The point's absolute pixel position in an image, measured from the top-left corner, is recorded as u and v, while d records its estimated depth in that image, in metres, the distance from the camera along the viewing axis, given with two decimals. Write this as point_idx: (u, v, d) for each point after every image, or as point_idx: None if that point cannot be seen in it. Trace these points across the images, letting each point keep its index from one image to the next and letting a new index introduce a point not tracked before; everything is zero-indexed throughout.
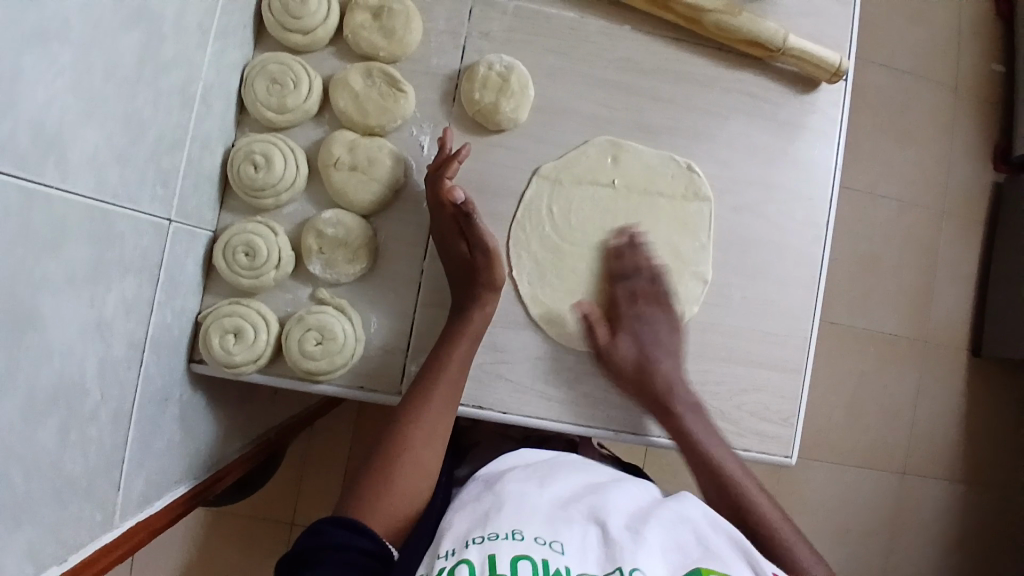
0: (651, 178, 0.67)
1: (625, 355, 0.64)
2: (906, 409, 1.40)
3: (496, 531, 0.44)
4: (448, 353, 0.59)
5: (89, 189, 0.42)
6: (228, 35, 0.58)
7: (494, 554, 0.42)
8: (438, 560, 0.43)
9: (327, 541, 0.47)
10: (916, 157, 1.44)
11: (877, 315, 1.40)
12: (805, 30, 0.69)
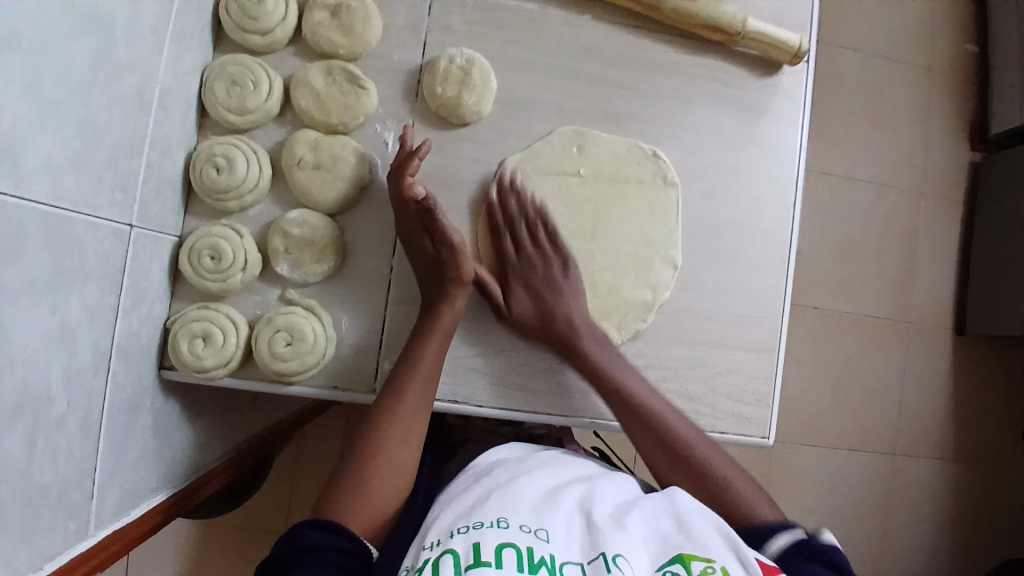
0: (618, 166, 0.67)
1: (522, 308, 0.64)
2: (892, 389, 1.41)
3: (481, 520, 0.44)
4: (420, 350, 0.59)
5: (45, 195, 0.42)
6: (184, 37, 0.58)
7: (479, 542, 0.41)
8: (423, 551, 0.42)
9: (305, 544, 0.46)
10: (891, 138, 1.45)
11: (859, 297, 1.41)
12: (765, 13, 0.70)
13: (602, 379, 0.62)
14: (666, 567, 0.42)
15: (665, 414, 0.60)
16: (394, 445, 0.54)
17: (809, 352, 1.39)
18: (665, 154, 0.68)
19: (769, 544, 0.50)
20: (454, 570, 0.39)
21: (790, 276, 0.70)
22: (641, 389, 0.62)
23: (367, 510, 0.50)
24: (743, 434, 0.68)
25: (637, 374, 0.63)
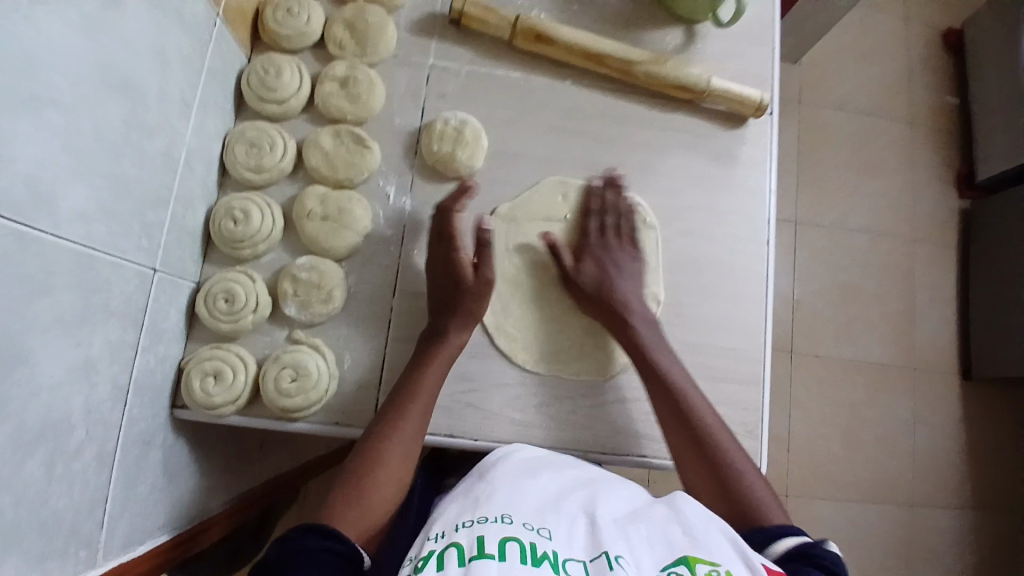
0: None
1: (586, 277, 0.69)
2: (897, 432, 1.40)
3: (486, 515, 0.47)
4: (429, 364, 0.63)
5: (78, 238, 0.48)
6: (209, 107, 0.65)
7: (483, 536, 0.44)
8: (427, 542, 0.45)
9: (303, 545, 0.47)
10: (875, 186, 1.52)
11: (856, 339, 1.43)
12: (730, 74, 0.78)
13: (647, 362, 0.65)
14: (672, 568, 0.44)
15: (700, 409, 0.63)
16: (393, 459, 0.57)
17: (810, 395, 1.40)
18: (644, 200, 0.74)
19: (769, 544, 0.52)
20: (458, 561, 0.42)
21: (770, 310, 0.73)
22: (678, 372, 0.65)
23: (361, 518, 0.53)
24: None
25: (672, 356, 0.66)
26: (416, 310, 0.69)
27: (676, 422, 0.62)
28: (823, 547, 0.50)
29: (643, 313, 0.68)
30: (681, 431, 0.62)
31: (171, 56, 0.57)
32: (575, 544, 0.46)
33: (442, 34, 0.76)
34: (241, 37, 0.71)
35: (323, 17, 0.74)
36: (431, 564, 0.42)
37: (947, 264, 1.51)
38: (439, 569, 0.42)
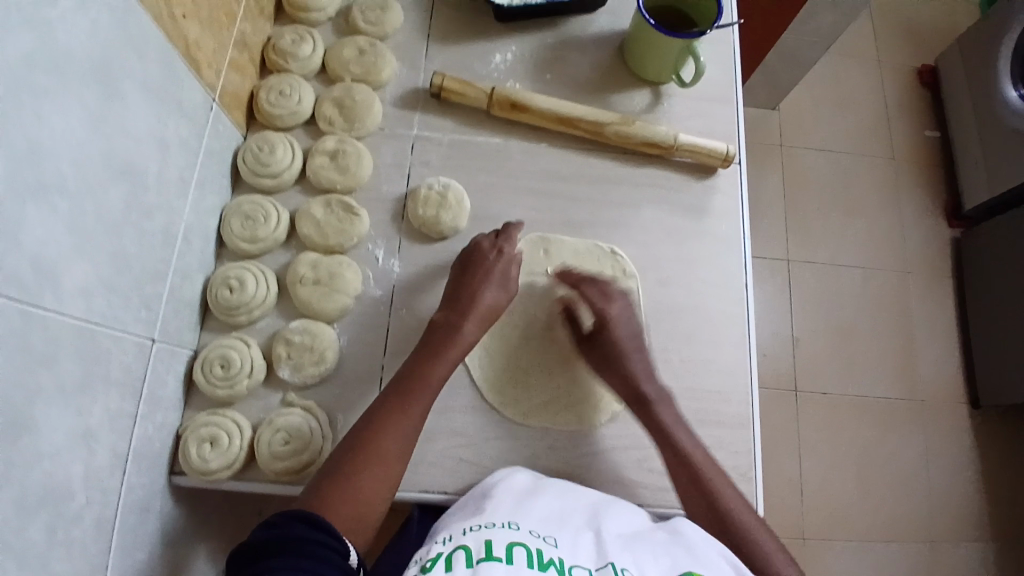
0: (581, 263, 0.76)
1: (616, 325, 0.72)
2: (907, 467, 1.38)
3: (493, 523, 0.56)
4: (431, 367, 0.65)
5: (81, 313, 0.51)
6: (207, 185, 0.70)
7: (491, 540, 0.52)
8: (437, 544, 0.53)
9: (288, 534, 0.49)
10: (861, 222, 1.56)
11: (856, 374, 1.43)
12: (697, 129, 0.82)
13: (663, 433, 0.66)
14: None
15: (716, 480, 0.64)
16: (388, 458, 0.59)
17: (815, 434, 1.39)
18: (623, 251, 0.77)
19: None
20: (468, 561, 0.49)
21: (753, 350, 0.75)
22: (696, 449, 0.66)
23: (351, 512, 0.56)
24: None
25: (686, 431, 0.67)
26: (419, 326, 0.73)
27: (697, 492, 0.63)
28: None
29: (659, 389, 0.70)
30: (701, 503, 0.63)
31: (171, 141, 0.62)
32: (578, 552, 0.54)
33: (425, 107, 0.82)
34: (237, 120, 0.76)
35: (314, 97, 0.80)
36: (440, 562, 0.49)
37: (940, 294, 1.52)
38: (450, 568, 0.49)
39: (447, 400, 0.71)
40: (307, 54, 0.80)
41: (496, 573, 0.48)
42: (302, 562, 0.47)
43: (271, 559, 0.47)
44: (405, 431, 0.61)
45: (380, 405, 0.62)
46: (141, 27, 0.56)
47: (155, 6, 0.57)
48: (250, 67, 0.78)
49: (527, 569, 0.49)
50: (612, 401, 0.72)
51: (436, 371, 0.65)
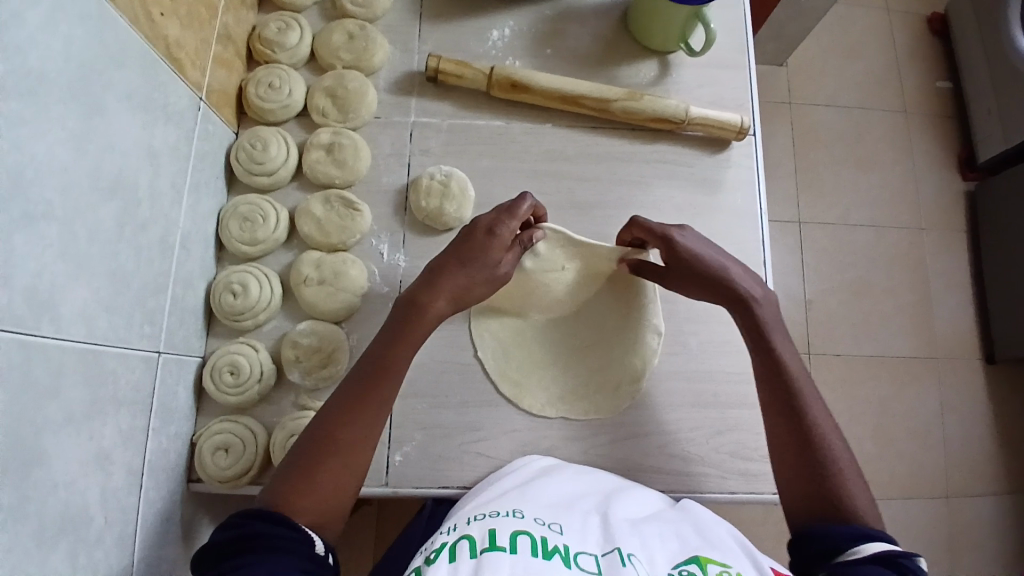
0: (601, 265, 0.71)
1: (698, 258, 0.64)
2: (927, 429, 1.37)
3: (498, 511, 0.56)
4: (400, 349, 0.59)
5: (82, 336, 0.50)
6: (201, 188, 0.68)
7: (495, 528, 0.53)
8: (442, 535, 0.54)
9: (249, 532, 0.48)
10: (875, 181, 1.51)
11: (872, 337, 1.41)
12: (706, 99, 0.79)
13: (763, 339, 0.63)
14: (683, 566, 0.51)
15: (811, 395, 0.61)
16: (354, 445, 0.55)
17: (833, 399, 1.38)
18: None
19: (863, 547, 0.51)
20: (471, 550, 0.50)
21: None
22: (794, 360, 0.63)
23: (317, 503, 0.53)
24: (754, 490, 0.68)
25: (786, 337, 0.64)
26: None
27: (782, 406, 0.61)
28: (913, 559, 0.50)
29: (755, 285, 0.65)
30: (783, 417, 0.60)
31: (159, 148, 0.60)
32: (587, 539, 0.54)
33: (421, 92, 0.78)
34: (227, 117, 0.73)
35: (305, 88, 0.77)
36: (443, 553, 0.49)
37: (958, 252, 1.49)
38: (452, 558, 0.49)
39: (462, 396, 0.70)
40: (295, 42, 0.76)
41: (498, 561, 0.48)
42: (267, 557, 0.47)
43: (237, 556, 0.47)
44: (371, 416, 0.57)
45: (345, 393, 0.58)
46: (117, 30, 0.52)
47: (131, 7, 0.54)
48: (236, 60, 0.74)
49: (531, 558, 0.49)
50: (628, 389, 0.70)
51: (402, 355, 0.59)
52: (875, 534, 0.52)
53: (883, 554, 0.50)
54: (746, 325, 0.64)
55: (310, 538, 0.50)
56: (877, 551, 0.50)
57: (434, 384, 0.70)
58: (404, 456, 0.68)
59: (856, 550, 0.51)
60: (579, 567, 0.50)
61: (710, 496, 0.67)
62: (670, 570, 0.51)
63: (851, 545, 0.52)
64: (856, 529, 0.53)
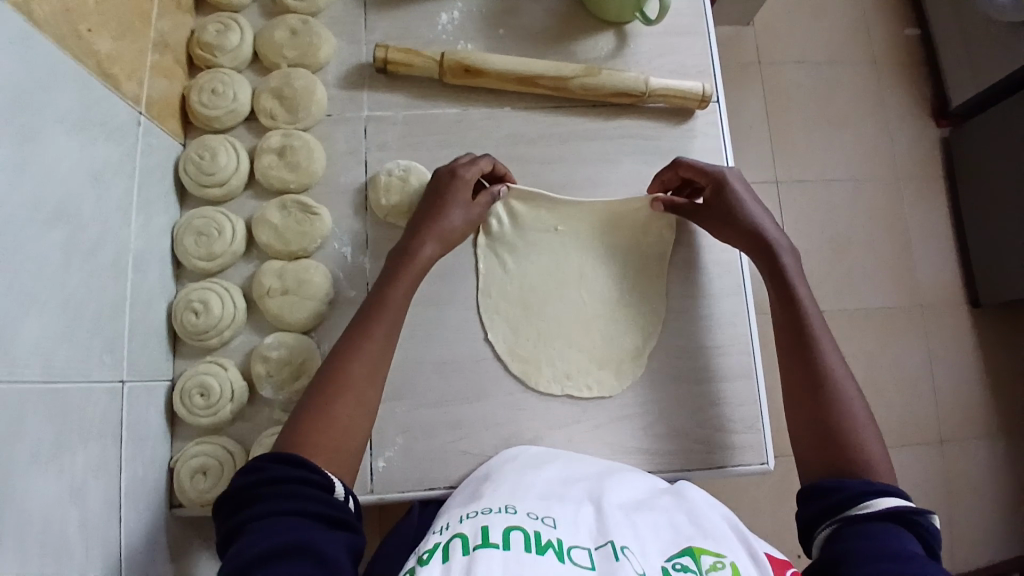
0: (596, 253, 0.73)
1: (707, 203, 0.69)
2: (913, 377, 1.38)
3: (489, 507, 0.56)
4: (389, 291, 0.61)
5: (38, 374, 0.48)
6: (151, 205, 0.65)
7: (487, 525, 0.52)
8: (434, 536, 0.54)
9: (265, 476, 0.50)
10: (845, 139, 1.48)
11: (850, 290, 1.41)
12: (668, 69, 0.76)
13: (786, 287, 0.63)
14: (676, 558, 0.52)
15: (825, 344, 0.60)
16: (352, 394, 0.57)
17: None
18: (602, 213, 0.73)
19: (881, 503, 0.50)
20: (464, 550, 0.50)
21: (750, 298, 0.71)
22: (814, 313, 0.62)
23: (328, 450, 0.54)
24: (740, 461, 0.67)
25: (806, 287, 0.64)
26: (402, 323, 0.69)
27: (804, 368, 0.59)
28: (928, 517, 0.50)
29: (778, 233, 0.66)
30: (801, 374, 0.59)
31: (102, 169, 0.57)
32: (579, 531, 0.54)
33: (372, 84, 0.75)
34: (172, 128, 0.70)
35: (251, 91, 0.74)
36: (437, 553, 0.50)
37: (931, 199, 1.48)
38: (446, 557, 0.49)
39: (440, 394, 0.68)
40: (236, 44, 0.73)
41: (490, 558, 0.48)
42: (279, 505, 0.48)
43: (252, 506, 0.49)
44: (369, 359, 0.58)
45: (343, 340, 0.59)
46: (42, 50, 0.50)
47: (55, 26, 0.52)
48: (177, 68, 0.71)
49: (524, 554, 0.49)
50: (632, 366, 0.69)
51: (389, 310, 0.61)
52: (891, 491, 0.51)
53: (897, 511, 0.49)
54: (768, 268, 0.64)
55: (332, 483, 0.52)
56: (891, 507, 0.50)
57: (412, 385, 0.68)
58: (387, 460, 0.67)
59: (867, 505, 0.50)
60: (572, 561, 0.50)
61: (698, 472, 0.67)
62: (664, 563, 0.51)
63: (862, 498, 0.51)
64: (872, 483, 0.52)
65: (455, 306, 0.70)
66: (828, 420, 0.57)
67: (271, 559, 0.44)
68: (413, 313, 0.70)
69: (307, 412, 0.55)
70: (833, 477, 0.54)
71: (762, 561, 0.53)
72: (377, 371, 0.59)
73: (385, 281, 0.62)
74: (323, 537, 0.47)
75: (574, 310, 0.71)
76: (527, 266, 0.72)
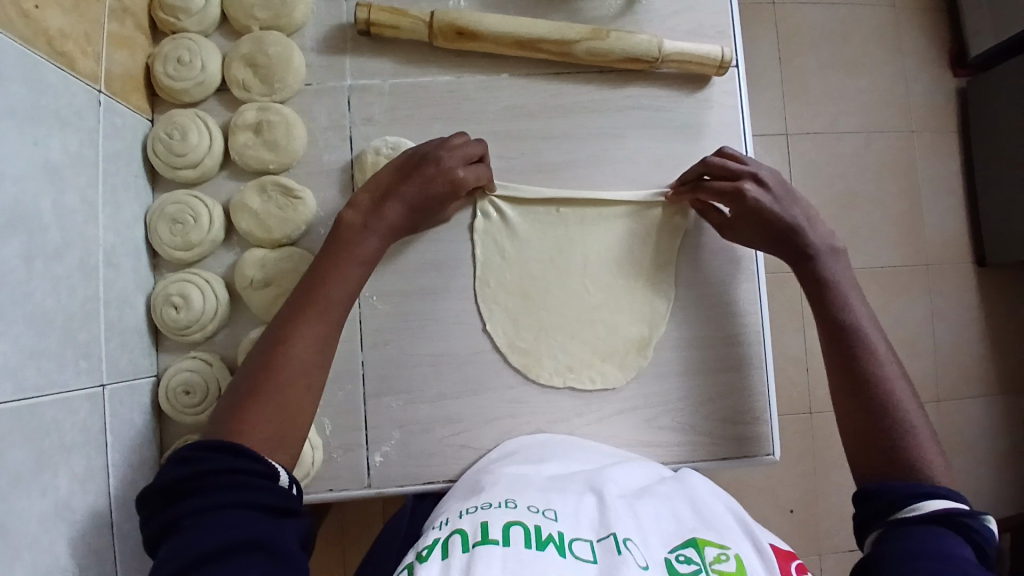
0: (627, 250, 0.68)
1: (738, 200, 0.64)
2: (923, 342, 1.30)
3: (489, 502, 0.53)
4: (342, 270, 0.56)
5: (9, 395, 0.44)
6: (118, 192, 0.60)
7: (487, 520, 0.49)
8: (433, 532, 0.51)
9: (201, 469, 0.44)
10: (873, 82, 1.31)
11: (870, 248, 1.29)
12: (683, 29, 0.69)
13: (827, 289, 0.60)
14: (679, 550, 0.49)
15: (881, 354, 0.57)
16: (299, 374, 0.52)
17: None
18: (608, 193, 0.68)
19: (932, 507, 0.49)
20: (464, 546, 0.47)
21: (762, 285, 0.67)
22: (865, 321, 0.59)
23: (268, 433, 0.49)
24: (745, 453, 0.66)
25: (860, 295, 0.61)
26: (396, 314, 0.66)
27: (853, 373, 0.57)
28: (981, 520, 0.48)
29: (824, 240, 0.61)
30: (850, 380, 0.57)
31: (60, 163, 0.51)
32: (581, 522, 0.51)
33: (355, 49, 0.68)
34: (137, 103, 0.63)
35: (221, 58, 0.66)
36: (436, 550, 0.47)
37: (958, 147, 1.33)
38: (445, 555, 0.46)
39: (437, 388, 0.65)
40: (201, 4, 0.65)
41: (490, 556, 0.45)
42: (222, 497, 0.43)
43: (189, 498, 0.43)
44: (316, 335, 0.53)
45: (289, 320, 0.54)
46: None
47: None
48: (138, 34, 0.63)
49: (524, 549, 0.46)
50: (637, 358, 0.66)
51: (339, 281, 0.56)
52: (942, 494, 0.50)
53: (949, 514, 0.48)
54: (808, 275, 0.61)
55: (275, 470, 0.47)
56: (941, 510, 0.48)
57: (407, 379, 0.65)
58: (384, 455, 0.65)
59: (915, 508, 0.49)
60: (573, 555, 0.47)
61: (702, 464, 0.66)
62: (666, 555, 0.48)
63: (910, 502, 0.50)
64: (921, 487, 0.50)
65: (451, 296, 0.66)
66: (885, 423, 0.55)
67: (217, 560, 0.40)
68: (406, 303, 0.66)
69: (246, 389, 0.50)
70: (877, 481, 0.53)
71: (768, 554, 0.49)
72: (325, 350, 0.54)
73: (332, 252, 0.57)
74: (273, 530, 0.43)
75: (576, 299, 0.67)
76: (527, 251, 0.68)
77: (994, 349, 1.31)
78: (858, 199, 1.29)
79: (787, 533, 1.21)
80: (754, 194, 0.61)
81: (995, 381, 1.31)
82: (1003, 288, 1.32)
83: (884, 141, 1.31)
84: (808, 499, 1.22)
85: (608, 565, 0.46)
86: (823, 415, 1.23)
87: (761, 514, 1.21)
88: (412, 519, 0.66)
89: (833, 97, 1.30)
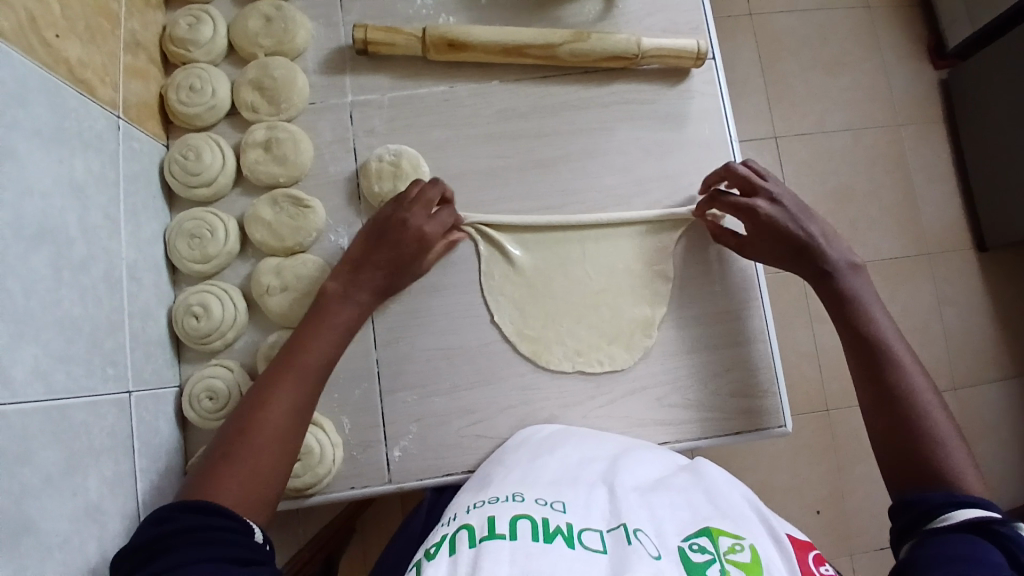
0: (625, 237, 0.70)
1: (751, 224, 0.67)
2: (936, 329, 1.30)
3: (498, 496, 0.54)
4: (314, 332, 0.59)
5: (41, 395, 0.47)
6: (139, 212, 0.63)
7: (494, 516, 0.50)
8: (442, 527, 0.53)
9: (173, 527, 0.46)
10: (854, 76, 1.35)
11: (868, 238, 1.31)
12: (658, 28, 0.73)
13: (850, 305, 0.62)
14: (693, 538, 0.49)
15: (901, 364, 0.59)
16: (272, 433, 0.54)
17: None
18: (601, 184, 0.71)
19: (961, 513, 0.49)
20: (470, 540, 0.48)
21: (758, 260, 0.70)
22: (890, 332, 0.61)
23: (240, 493, 0.51)
24: (759, 427, 0.67)
25: (883, 311, 0.62)
26: (408, 311, 0.68)
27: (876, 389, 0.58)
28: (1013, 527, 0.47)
29: (841, 252, 0.64)
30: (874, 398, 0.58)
31: (83, 182, 0.55)
32: (592, 513, 0.52)
33: (355, 68, 0.73)
34: (154, 130, 0.68)
35: (229, 85, 0.71)
36: (444, 546, 0.48)
37: (944, 132, 1.36)
38: (454, 550, 0.48)
39: (451, 381, 0.67)
40: (209, 37, 0.70)
41: (497, 549, 0.46)
42: (193, 552, 0.44)
43: (163, 556, 0.44)
44: (295, 396, 0.56)
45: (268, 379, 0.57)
46: (11, 64, 0.48)
47: (20, 35, 0.49)
48: (152, 68, 0.69)
49: (532, 543, 0.47)
50: (642, 338, 0.68)
51: (320, 347, 0.59)
52: (972, 502, 0.50)
53: (972, 522, 0.48)
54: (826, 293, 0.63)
55: (250, 528, 0.49)
56: (967, 519, 0.48)
57: (420, 373, 0.67)
58: (403, 450, 0.66)
59: (947, 518, 0.49)
60: (584, 546, 0.48)
61: (717, 440, 0.67)
62: (681, 543, 0.49)
63: (942, 512, 0.50)
64: (950, 496, 0.51)
65: (458, 291, 0.69)
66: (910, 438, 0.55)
67: None
68: (415, 301, 0.69)
69: (221, 451, 0.53)
70: (914, 493, 0.53)
71: (786, 544, 0.50)
72: (302, 411, 0.56)
73: (314, 315, 0.61)
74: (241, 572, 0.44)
75: (578, 286, 0.70)
76: (528, 244, 0.71)
77: (1003, 329, 1.31)
78: (849, 191, 1.32)
79: (816, 535, 1.19)
80: (765, 208, 0.64)
81: (1009, 359, 1.31)
82: (1006, 266, 1.33)
83: (869, 133, 1.34)
84: (835, 498, 1.20)
85: (618, 555, 0.46)
86: (839, 409, 1.23)
87: (790, 516, 1.19)
88: (430, 512, 0.68)
89: (814, 94, 1.34)
